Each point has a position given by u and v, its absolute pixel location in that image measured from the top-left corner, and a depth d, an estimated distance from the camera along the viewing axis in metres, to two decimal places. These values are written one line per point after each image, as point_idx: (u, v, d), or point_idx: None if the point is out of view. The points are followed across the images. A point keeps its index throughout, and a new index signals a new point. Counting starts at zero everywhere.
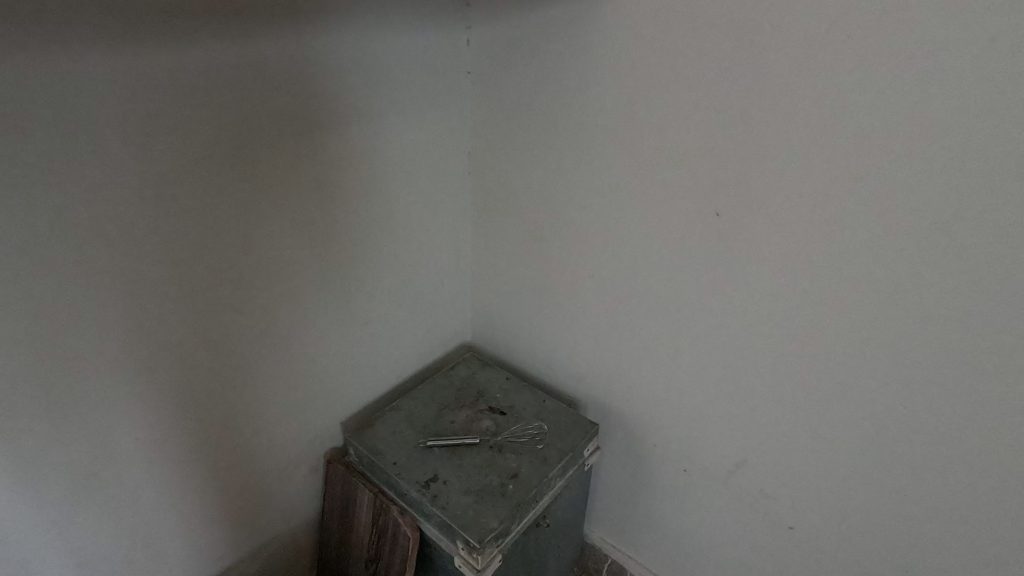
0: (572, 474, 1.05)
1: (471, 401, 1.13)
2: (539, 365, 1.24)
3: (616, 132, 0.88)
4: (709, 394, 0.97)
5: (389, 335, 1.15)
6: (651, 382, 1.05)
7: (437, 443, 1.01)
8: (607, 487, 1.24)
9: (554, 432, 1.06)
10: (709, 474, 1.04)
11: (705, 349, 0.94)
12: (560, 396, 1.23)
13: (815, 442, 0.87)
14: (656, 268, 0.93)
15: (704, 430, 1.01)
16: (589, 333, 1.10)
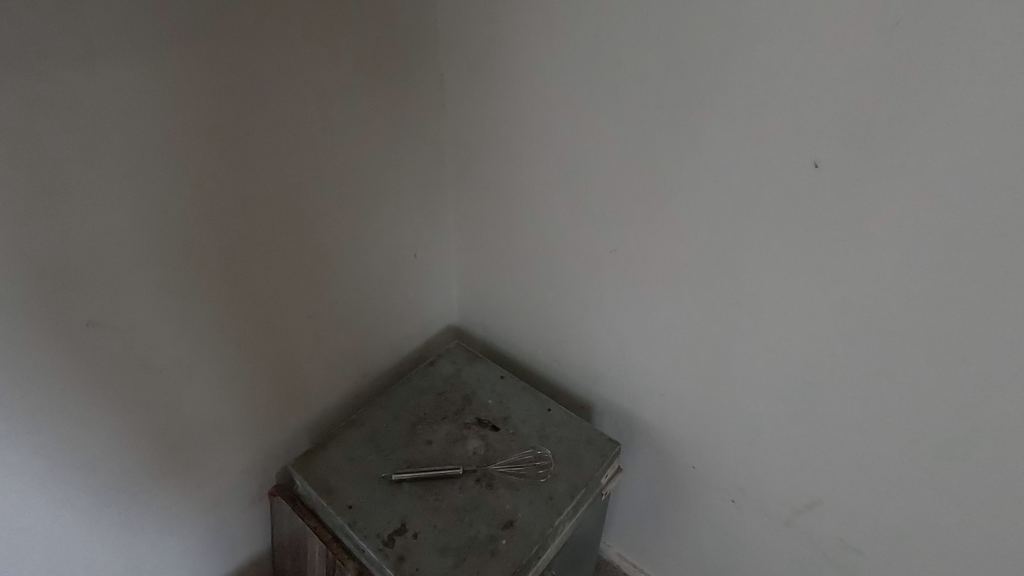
0: (586, 509, 0.80)
1: (455, 411, 0.87)
2: (545, 359, 0.97)
3: (672, 38, 0.56)
4: (780, 418, 0.70)
5: (348, 330, 0.86)
6: (696, 395, 0.78)
7: (407, 477, 0.77)
8: (628, 506, 1.00)
9: (562, 457, 0.80)
10: (768, 513, 0.78)
11: (781, 360, 0.66)
12: (571, 399, 0.96)
13: (938, 499, 0.61)
14: (716, 249, 0.64)
15: (766, 462, 0.75)
16: (612, 326, 0.82)
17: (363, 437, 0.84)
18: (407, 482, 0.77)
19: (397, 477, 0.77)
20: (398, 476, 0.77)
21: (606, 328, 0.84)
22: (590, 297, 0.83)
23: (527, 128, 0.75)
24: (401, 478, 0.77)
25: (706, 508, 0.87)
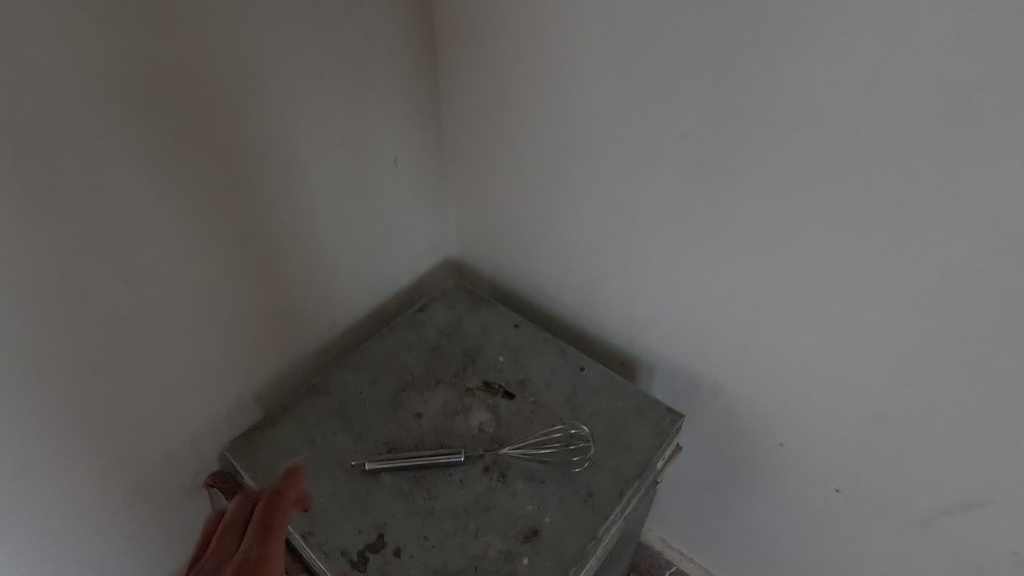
0: (638, 505, 0.58)
1: (454, 373, 0.64)
2: (575, 302, 0.72)
3: None
4: (952, 385, 0.46)
5: (300, 267, 0.60)
6: (806, 351, 0.53)
7: (384, 467, 0.54)
8: (680, 484, 0.78)
9: (605, 436, 0.58)
10: (900, 508, 0.56)
11: (979, 296, 0.41)
12: (608, 352, 0.72)
13: None
14: (892, 114, 0.38)
15: (912, 442, 0.51)
16: (680, 253, 0.56)
17: (328, 409, 0.61)
18: (386, 473, 0.55)
19: (370, 467, 0.54)
20: (372, 465, 0.54)
21: (667, 257, 0.58)
22: (645, 212, 0.56)
23: None
24: (376, 468, 0.54)
25: (797, 494, 0.64)
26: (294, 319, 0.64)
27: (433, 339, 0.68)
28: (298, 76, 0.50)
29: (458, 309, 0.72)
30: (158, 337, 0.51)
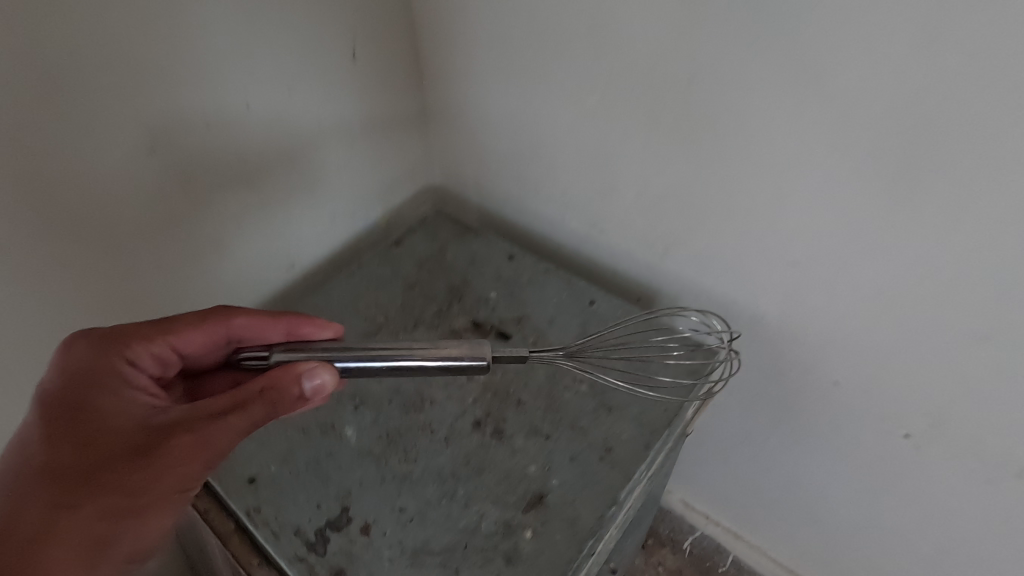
0: (667, 461, 0.48)
1: (436, 314, 0.53)
2: (580, 229, 0.60)
3: None
4: None
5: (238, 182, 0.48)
6: (878, 261, 0.42)
7: (352, 365, 0.38)
8: (706, 439, 0.68)
9: (623, 380, 0.47)
10: (993, 455, 0.45)
11: None
12: (622, 286, 0.61)
13: None
14: None
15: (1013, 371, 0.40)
16: (709, 147, 0.45)
17: None
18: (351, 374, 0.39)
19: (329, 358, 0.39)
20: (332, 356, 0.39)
21: (706, 149, 0.45)
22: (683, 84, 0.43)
23: None
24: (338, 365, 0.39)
25: (853, 444, 0.53)
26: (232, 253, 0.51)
27: (411, 275, 0.56)
28: None
29: (441, 239, 0.60)
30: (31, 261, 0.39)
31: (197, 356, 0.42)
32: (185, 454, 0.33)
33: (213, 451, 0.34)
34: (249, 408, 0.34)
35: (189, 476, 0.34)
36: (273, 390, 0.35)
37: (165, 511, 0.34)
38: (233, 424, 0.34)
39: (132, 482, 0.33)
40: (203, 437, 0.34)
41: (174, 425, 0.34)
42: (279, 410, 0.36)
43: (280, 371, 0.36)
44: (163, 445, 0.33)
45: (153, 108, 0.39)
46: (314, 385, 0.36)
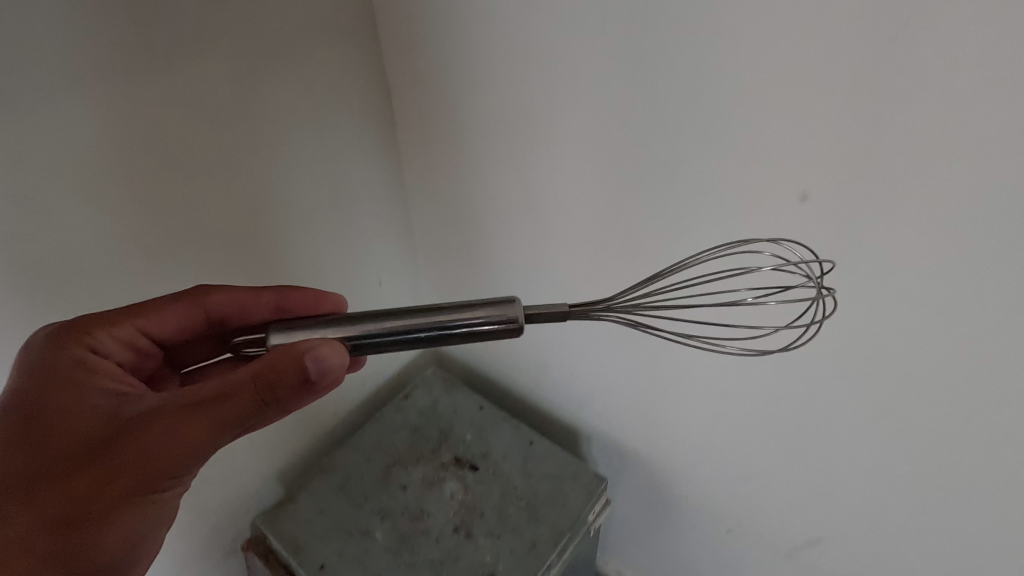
0: (576, 550, 0.76)
1: (432, 451, 0.82)
2: (523, 382, 0.93)
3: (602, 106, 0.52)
4: (762, 453, 0.67)
5: None
6: (677, 426, 0.74)
7: (364, 332, 0.46)
8: (618, 526, 0.97)
9: (546, 498, 0.76)
10: (762, 542, 0.75)
11: (761, 400, 0.63)
12: (551, 419, 0.93)
13: (935, 538, 0.58)
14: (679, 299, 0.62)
15: (752, 493, 0.72)
16: (584, 355, 0.79)
17: (333, 484, 0.79)
18: (364, 347, 0.46)
19: (342, 338, 0.46)
20: (348, 337, 0.46)
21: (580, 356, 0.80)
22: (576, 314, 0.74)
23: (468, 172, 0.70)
24: (350, 342, 0.46)
25: (696, 531, 0.83)
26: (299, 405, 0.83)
27: (416, 422, 0.86)
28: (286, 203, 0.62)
29: (436, 394, 0.90)
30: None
31: (166, 333, 0.55)
32: (150, 440, 0.42)
33: (174, 451, 0.42)
34: (237, 396, 0.42)
35: (157, 471, 0.43)
36: (269, 372, 0.43)
37: (159, 422, 0.42)
38: (205, 417, 0.42)
39: (97, 470, 0.42)
40: (176, 423, 0.42)
41: (140, 414, 0.44)
42: (274, 392, 0.43)
43: (279, 358, 0.43)
44: (133, 431, 0.43)
45: (180, 114, 0.49)
46: (319, 367, 0.43)
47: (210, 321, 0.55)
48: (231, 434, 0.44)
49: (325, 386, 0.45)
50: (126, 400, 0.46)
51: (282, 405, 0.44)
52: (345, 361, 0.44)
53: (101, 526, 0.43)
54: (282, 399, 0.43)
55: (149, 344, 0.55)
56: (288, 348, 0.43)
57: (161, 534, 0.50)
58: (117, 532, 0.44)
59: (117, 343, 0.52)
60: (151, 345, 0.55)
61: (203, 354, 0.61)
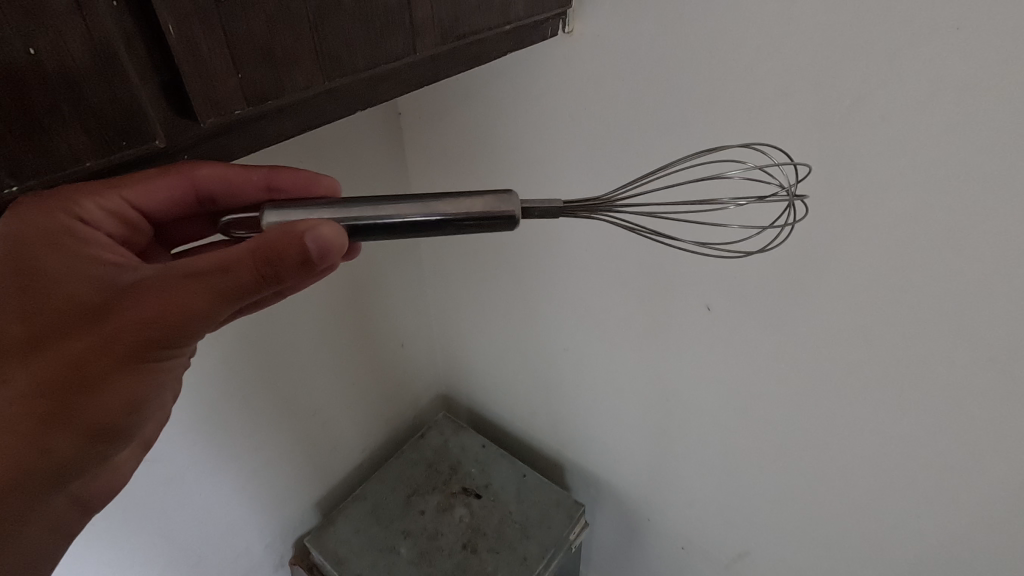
0: (560, 562, 0.95)
1: (443, 482, 1.03)
2: (518, 425, 1.16)
3: (572, 237, 0.80)
4: (696, 483, 0.89)
5: (350, 416, 1.05)
6: (636, 461, 0.96)
7: (361, 222, 0.39)
8: (597, 549, 1.16)
9: (535, 519, 0.96)
10: (707, 557, 0.95)
11: (692, 443, 0.85)
12: (541, 455, 1.15)
13: (820, 548, 0.78)
14: (629, 366, 0.86)
15: (693, 515, 0.92)
16: (564, 404, 1.02)
17: (365, 509, 0.99)
18: (361, 232, 0.40)
19: (338, 221, 0.39)
20: (344, 219, 0.39)
21: (561, 405, 1.03)
22: (556, 374, 0.99)
23: (479, 265, 0.98)
24: (347, 224, 0.39)
25: (657, 550, 1.03)
26: (343, 442, 1.06)
27: (430, 458, 1.08)
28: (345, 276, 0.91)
29: (445, 436, 1.12)
30: (275, 452, 0.93)
31: (157, 209, 0.47)
32: (144, 312, 0.36)
33: (177, 309, 0.36)
34: (234, 270, 0.35)
35: (156, 341, 0.36)
36: (267, 249, 0.35)
37: (145, 303, 0.36)
38: (203, 283, 0.36)
39: (97, 329, 0.36)
40: (174, 290, 0.35)
41: (135, 283, 0.36)
42: (275, 270, 0.36)
43: (278, 233, 0.35)
44: (119, 314, 0.36)
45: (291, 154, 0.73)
46: (319, 246, 0.36)
47: (200, 202, 0.49)
48: (230, 309, 0.37)
49: (326, 266, 0.38)
50: (118, 269, 0.38)
51: (283, 284, 0.37)
52: (345, 243, 0.38)
53: (104, 396, 0.38)
54: (284, 277, 0.36)
55: (140, 220, 0.46)
56: (287, 226, 0.36)
57: (157, 399, 0.44)
58: (118, 395, 0.38)
59: (106, 215, 0.42)
60: (137, 218, 0.46)
61: (193, 233, 0.56)
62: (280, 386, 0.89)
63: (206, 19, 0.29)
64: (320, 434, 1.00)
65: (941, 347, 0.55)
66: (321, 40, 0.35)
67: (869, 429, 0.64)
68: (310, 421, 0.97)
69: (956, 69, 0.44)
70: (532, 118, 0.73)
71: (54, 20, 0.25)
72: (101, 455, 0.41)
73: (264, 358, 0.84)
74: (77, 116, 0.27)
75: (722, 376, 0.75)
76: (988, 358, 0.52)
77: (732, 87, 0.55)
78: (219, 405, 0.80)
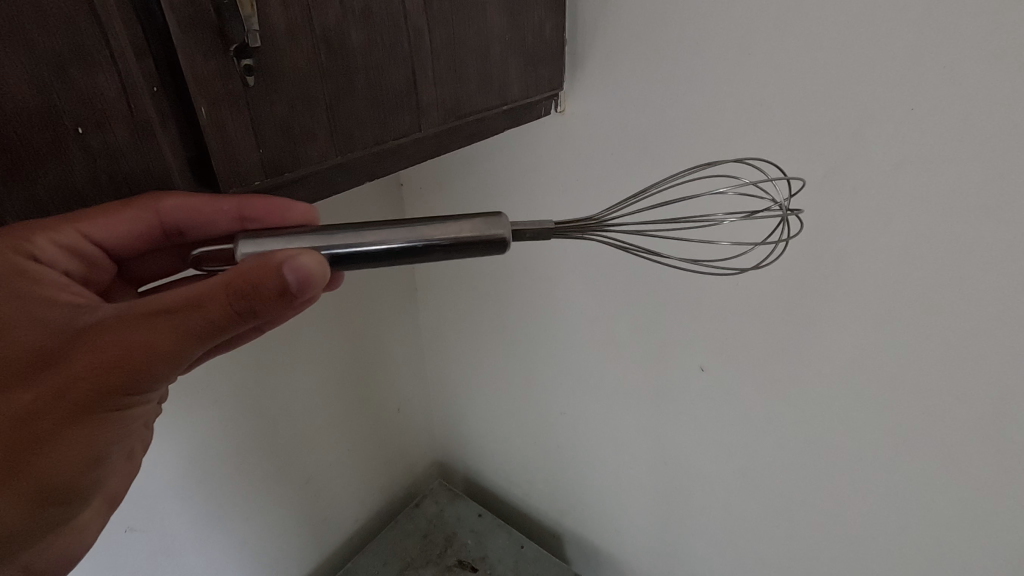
0: None
1: (438, 553, 1.00)
2: (516, 492, 1.13)
3: (567, 299, 0.82)
4: (702, 552, 0.85)
5: (345, 483, 1.03)
6: (638, 529, 0.93)
7: (347, 250, 0.40)
8: None
9: None
10: None
11: (694, 509, 0.83)
12: (540, 524, 1.11)
13: None
14: (627, 429, 0.86)
15: None
16: (562, 469, 1.00)
17: None
18: (349, 259, 0.40)
19: (321, 249, 0.39)
20: (329, 248, 0.39)
21: (558, 470, 1.01)
22: (553, 440, 0.99)
23: (476, 327, 0.99)
24: (332, 252, 0.39)
25: None
26: (337, 513, 1.03)
27: (425, 528, 1.05)
28: (341, 331, 0.92)
29: (441, 505, 1.10)
30: (266, 523, 0.90)
31: (119, 243, 0.47)
32: (105, 354, 0.34)
33: (140, 350, 0.34)
34: (205, 306, 0.34)
35: (117, 385, 0.35)
36: (242, 283, 0.34)
37: (104, 345, 0.34)
38: (171, 321, 0.34)
39: (54, 376, 0.34)
40: (139, 330, 0.34)
41: (96, 325, 0.35)
42: (251, 304, 0.34)
43: (253, 265, 0.34)
44: (79, 358, 0.34)
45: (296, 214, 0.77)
46: (298, 278, 0.35)
47: (168, 233, 0.47)
48: (201, 347, 0.36)
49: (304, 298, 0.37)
50: (82, 310, 0.37)
51: (258, 319, 0.36)
52: (326, 275, 0.36)
53: (59, 449, 0.36)
54: (260, 312, 0.35)
55: (101, 256, 0.46)
56: (262, 258, 0.35)
57: (120, 451, 0.42)
58: (75, 447, 0.36)
59: (66, 253, 0.42)
60: (98, 254, 0.46)
61: (157, 270, 0.55)
62: (275, 451, 0.88)
63: (235, 102, 0.32)
64: (313, 503, 0.98)
65: (932, 406, 0.55)
66: (335, 118, 0.38)
67: (868, 491, 0.64)
68: (304, 488, 0.95)
69: (917, 143, 0.47)
70: (527, 188, 0.77)
71: (105, 106, 0.28)
72: (63, 511, 0.40)
73: (263, 423, 0.84)
74: (113, 187, 0.30)
75: (720, 438, 0.75)
76: (978, 416, 0.53)
77: (712, 161, 0.59)
78: (216, 472, 0.80)
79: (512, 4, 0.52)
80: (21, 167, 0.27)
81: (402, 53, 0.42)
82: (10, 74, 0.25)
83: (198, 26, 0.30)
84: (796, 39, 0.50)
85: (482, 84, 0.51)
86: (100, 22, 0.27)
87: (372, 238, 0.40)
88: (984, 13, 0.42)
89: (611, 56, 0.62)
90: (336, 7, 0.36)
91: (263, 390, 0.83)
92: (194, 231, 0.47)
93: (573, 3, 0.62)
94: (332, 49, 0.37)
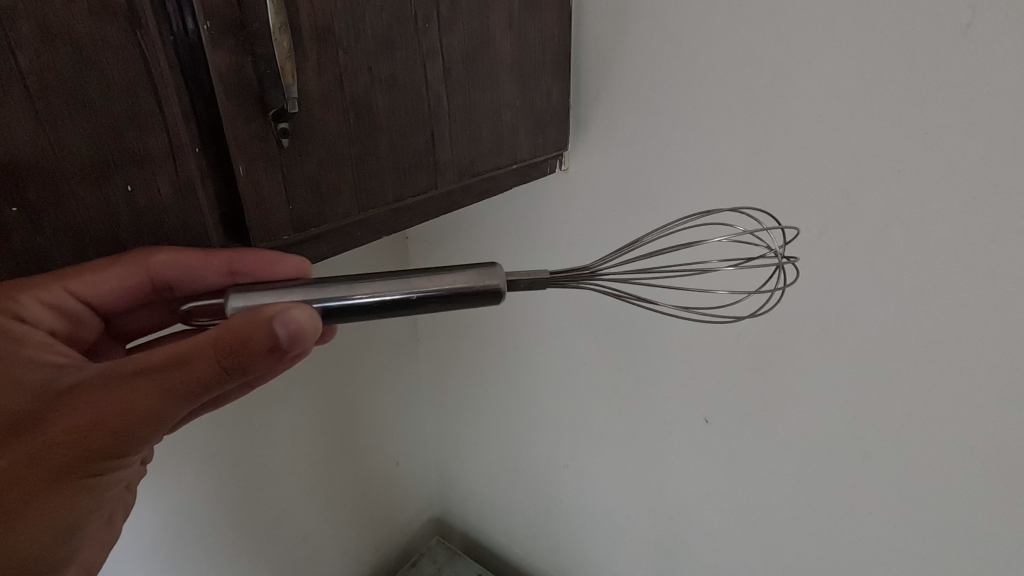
0: None
1: None
2: (517, 550, 1.09)
3: (570, 351, 0.83)
4: None
5: (340, 541, 1.00)
6: None
7: (340, 303, 0.38)
8: None
9: None
10: None
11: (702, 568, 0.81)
12: None
13: None
14: (630, 482, 0.85)
15: None
16: (564, 525, 0.98)
17: None
18: (339, 313, 0.39)
19: (312, 302, 0.38)
20: (322, 301, 0.38)
21: (560, 526, 0.99)
22: (555, 495, 0.97)
23: (477, 377, 0.99)
24: (323, 305, 0.38)
25: None
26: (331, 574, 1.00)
27: None
28: (342, 380, 0.93)
29: (439, 565, 1.07)
30: None
31: (107, 301, 0.45)
32: (87, 418, 0.32)
33: (125, 412, 0.33)
34: (191, 364, 0.33)
35: (100, 449, 0.33)
36: (230, 339, 0.33)
37: (86, 407, 0.33)
38: (156, 380, 0.33)
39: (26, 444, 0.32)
40: (124, 391, 0.33)
41: (78, 386, 0.34)
42: (239, 361, 0.33)
43: (243, 320, 0.33)
44: (58, 423, 0.33)
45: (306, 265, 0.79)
46: (289, 331, 0.34)
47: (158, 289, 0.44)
48: (187, 408, 0.34)
49: (295, 352, 0.36)
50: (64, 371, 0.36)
51: (246, 376, 0.34)
52: (316, 328, 0.35)
53: (34, 520, 0.33)
54: (249, 369, 0.33)
55: (88, 313, 0.44)
56: (252, 313, 0.34)
57: (99, 518, 0.39)
58: (59, 512, 0.34)
59: (49, 311, 0.41)
60: (83, 311, 0.44)
61: (145, 327, 0.53)
62: (270, 506, 0.86)
63: (269, 162, 0.34)
64: (307, 563, 0.94)
65: (939, 460, 0.56)
66: (359, 178, 0.41)
67: (880, 549, 0.63)
68: (300, 545, 0.93)
69: (905, 204, 0.50)
70: (530, 242, 0.79)
71: (153, 166, 0.30)
72: None
73: (258, 476, 0.83)
74: (153, 241, 0.31)
75: (727, 493, 0.74)
76: (983, 469, 0.53)
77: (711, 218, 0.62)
78: (210, 530, 0.78)
79: (522, 73, 0.56)
80: (71, 220, 0.28)
81: (422, 119, 0.45)
82: (70, 136, 0.27)
83: (242, 95, 0.32)
84: (785, 109, 0.54)
85: (494, 145, 0.54)
86: (156, 91, 0.29)
87: (367, 291, 0.39)
88: (959, 88, 0.45)
89: (612, 120, 0.66)
90: (365, 76, 0.39)
91: (261, 440, 0.82)
92: (186, 288, 0.44)
93: (576, 72, 0.67)
94: (360, 115, 0.39)
